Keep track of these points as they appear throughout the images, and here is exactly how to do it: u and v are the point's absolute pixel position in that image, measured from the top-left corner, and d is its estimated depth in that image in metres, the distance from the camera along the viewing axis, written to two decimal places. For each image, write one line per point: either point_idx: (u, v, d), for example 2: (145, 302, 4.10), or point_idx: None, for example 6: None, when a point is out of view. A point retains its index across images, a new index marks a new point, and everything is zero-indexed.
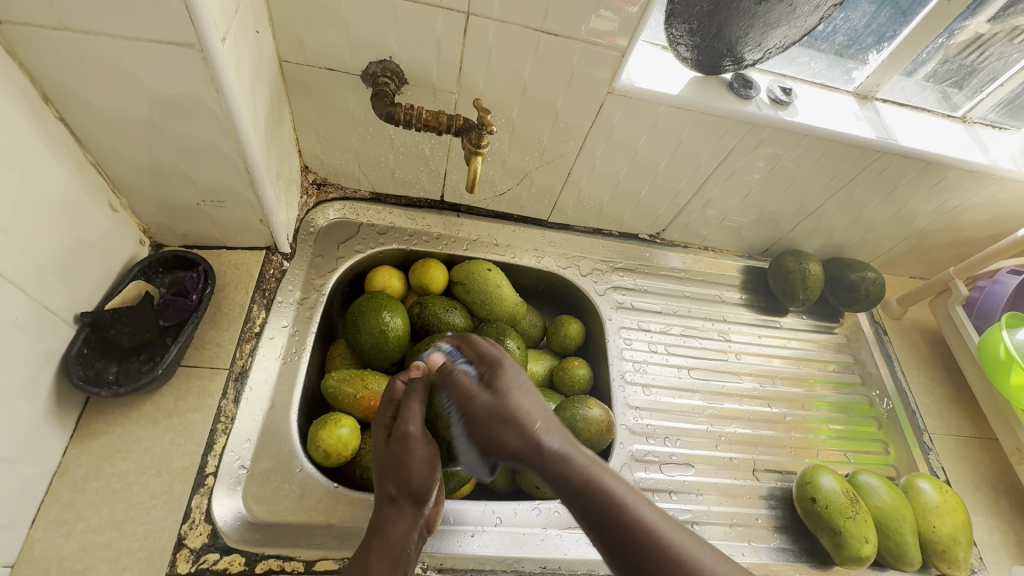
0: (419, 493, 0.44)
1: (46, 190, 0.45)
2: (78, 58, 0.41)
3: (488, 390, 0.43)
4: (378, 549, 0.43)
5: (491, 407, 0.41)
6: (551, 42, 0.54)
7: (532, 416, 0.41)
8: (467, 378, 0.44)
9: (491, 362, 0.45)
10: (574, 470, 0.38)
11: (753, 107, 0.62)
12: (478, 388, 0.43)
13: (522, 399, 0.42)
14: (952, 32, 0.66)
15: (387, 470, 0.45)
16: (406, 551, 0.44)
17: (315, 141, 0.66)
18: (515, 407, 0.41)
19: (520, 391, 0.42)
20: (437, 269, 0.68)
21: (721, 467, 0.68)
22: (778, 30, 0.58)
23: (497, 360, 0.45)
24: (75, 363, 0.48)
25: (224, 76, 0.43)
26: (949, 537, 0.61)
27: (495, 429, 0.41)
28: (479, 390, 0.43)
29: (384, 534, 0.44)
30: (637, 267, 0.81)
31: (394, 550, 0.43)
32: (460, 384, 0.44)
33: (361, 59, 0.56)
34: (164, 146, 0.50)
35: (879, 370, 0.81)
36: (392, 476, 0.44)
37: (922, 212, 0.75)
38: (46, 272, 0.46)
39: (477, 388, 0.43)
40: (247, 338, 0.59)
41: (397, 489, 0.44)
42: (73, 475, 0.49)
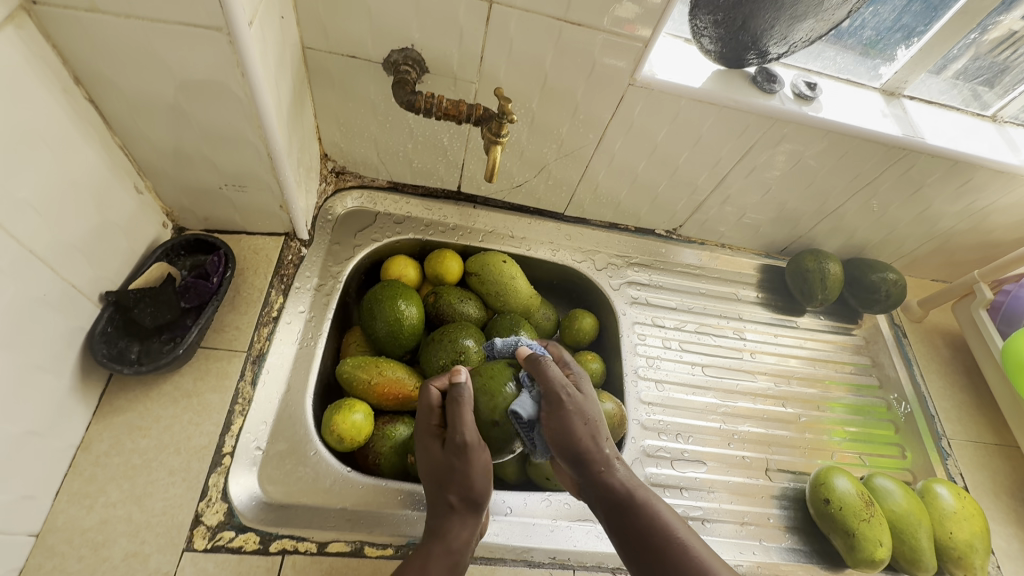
0: (479, 497, 0.48)
1: (75, 170, 0.46)
2: (107, 40, 0.42)
3: (554, 421, 0.48)
4: (440, 555, 0.46)
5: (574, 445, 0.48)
6: (573, 32, 0.54)
7: (591, 446, 0.48)
8: (552, 371, 0.50)
9: (556, 397, 0.49)
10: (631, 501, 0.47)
11: (776, 102, 0.61)
12: (547, 415, 0.48)
13: (579, 424, 0.48)
14: (984, 28, 0.64)
15: (474, 481, 0.47)
16: (466, 555, 0.47)
17: (335, 129, 0.66)
18: (577, 433, 0.48)
19: (583, 420, 0.49)
20: (452, 259, 0.68)
21: (733, 466, 0.67)
22: (804, 23, 0.57)
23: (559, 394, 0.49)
24: (99, 341, 0.49)
25: (249, 60, 0.44)
26: (966, 544, 0.60)
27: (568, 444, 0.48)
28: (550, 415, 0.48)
29: (446, 541, 0.46)
30: (653, 263, 0.80)
31: (459, 555, 0.46)
32: (548, 372, 0.50)
33: (383, 46, 0.56)
34: (188, 129, 0.50)
35: (897, 373, 0.80)
36: (453, 484, 0.47)
37: (947, 213, 0.74)
38: (72, 250, 0.46)
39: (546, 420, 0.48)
40: (265, 322, 0.59)
41: (459, 495, 0.47)
42: (95, 450, 0.50)
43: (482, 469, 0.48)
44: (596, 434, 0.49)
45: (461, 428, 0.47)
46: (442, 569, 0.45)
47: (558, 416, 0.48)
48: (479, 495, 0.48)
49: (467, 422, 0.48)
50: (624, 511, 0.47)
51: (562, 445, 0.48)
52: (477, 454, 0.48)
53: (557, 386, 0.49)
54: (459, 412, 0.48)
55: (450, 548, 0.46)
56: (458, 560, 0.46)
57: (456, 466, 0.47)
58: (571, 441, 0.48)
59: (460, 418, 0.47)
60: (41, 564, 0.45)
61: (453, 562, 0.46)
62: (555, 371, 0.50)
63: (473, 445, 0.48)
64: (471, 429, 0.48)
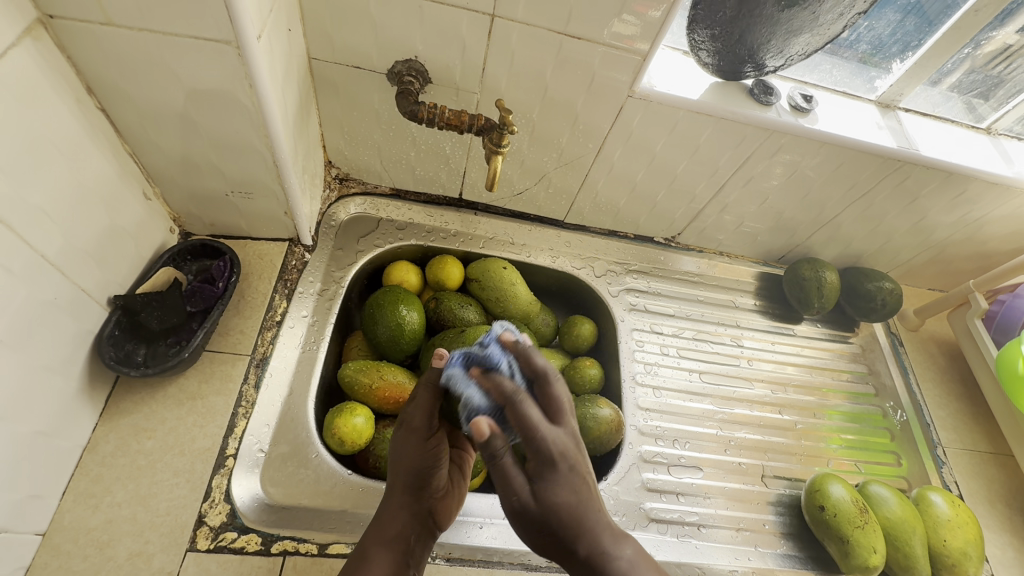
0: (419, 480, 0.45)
1: (87, 177, 0.47)
2: (120, 52, 0.43)
3: (533, 482, 0.35)
4: (373, 538, 0.44)
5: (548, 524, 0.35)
6: (573, 45, 0.55)
7: (589, 520, 0.36)
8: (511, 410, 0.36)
9: (550, 458, 0.35)
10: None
11: (773, 114, 0.62)
12: (520, 476, 0.35)
13: (566, 495, 0.35)
14: (978, 43, 0.65)
15: (417, 460, 0.44)
16: (402, 541, 0.44)
17: (340, 136, 0.67)
18: (561, 507, 0.35)
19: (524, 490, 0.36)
20: (454, 265, 0.70)
21: (729, 472, 0.68)
22: (800, 37, 0.58)
23: (559, 456, 0.35)
24: (107, 344, 0.50)
25: (258, 72, 0.45)
26: (960, 552, 0.60)
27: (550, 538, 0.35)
28: (519, 481, 0.35)
29: (380, 522, 0.44)
30: (652, 270, 0.81)
31: (396, 538, 0.44)
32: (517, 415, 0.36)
33: (387, 57, 0.57)
34: (196, 137, 0.51)
35: (893, 381, 0.80)
36: (396, 462, 0.45)
37: (943, 224, 0.75)
38: (82, 254, 0.48)
39: (521, 484, 0.35)
40: (268, 326, 0.61)
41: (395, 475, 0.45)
42: (102, 451, 0.51)
43: (428, 451, 0.44)
44: (592, 498, 0.36)
45: (413, 406, 0.45)
46: (380, 552, 0.43)
47: (535, 479, 0.35)
48: (423, 477, 0.45)
49: (425, 403, 0.44)
50: None
51: (521, 519, 0.36)
52: (425, 433, 0.44)
53: (503, 453, 0.35)
54: (418, 392, 0.45)
55: (386, 529, 0.44)
56: (397, 543, 0.44)
57: (402, 443, 0.45)
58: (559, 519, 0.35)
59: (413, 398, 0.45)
60: (48, 562, 0.45)
61: (390, 544, 0.44)
62: (559, 400, 0.38)
63: (420, 424, 0.44)
64: (421, 409, 0.44)
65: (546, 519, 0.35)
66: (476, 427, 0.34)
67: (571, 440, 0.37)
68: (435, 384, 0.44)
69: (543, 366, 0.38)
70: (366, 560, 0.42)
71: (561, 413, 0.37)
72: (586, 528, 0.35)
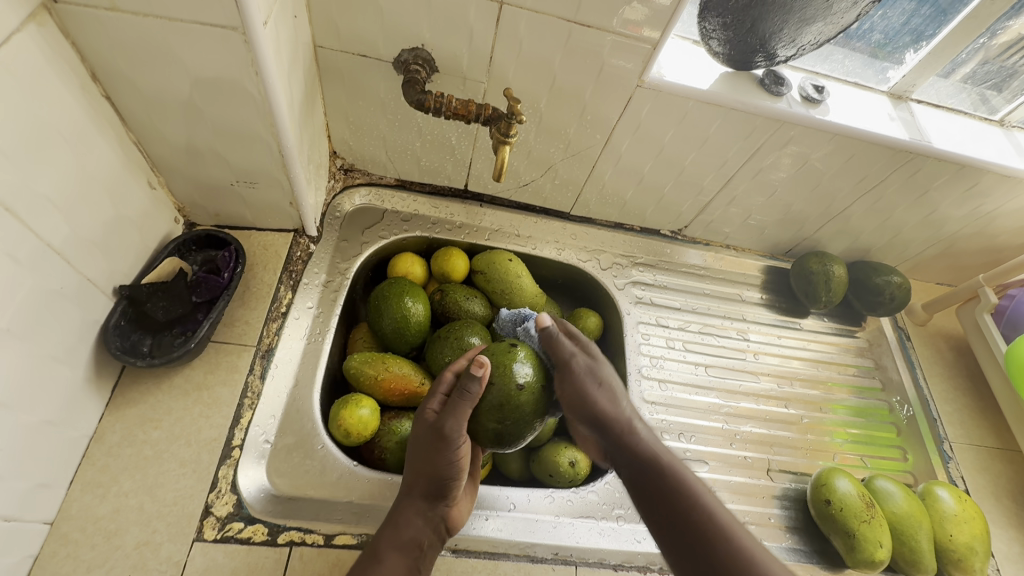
0: (437, 488, 0.47)
1: (92, 165, 0.46)
2: (125, 39, 0.43)
3: (584, 358, 0.53)
4: (389, 539, 0.46)
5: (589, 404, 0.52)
6: (582, 33, 0.54)
7: (616, 397, 0.53)
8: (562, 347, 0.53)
9: (575, 357, 0.52)
10: (665, 470, 0.47)
11: (784, 104, 0.61)
12: (574, 352, 0.53)
13: (598, 379, 0.52)
14: (993, 33, 0.64)
15: (441, 470, 0.47)
16: (417, 544, 0.46)
17: (345, 126, 0.67)
18: (598, 397, 0.52)
19: (599, 387, 0.52)
20: (459, 257, 0.69)
21: (735, 465, 0.68)
22: (813, 26, 0.57)
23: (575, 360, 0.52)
24: (113, 334, 0.50)
25: (264, 59, 0.45)
26: (966, 546, 0.60)
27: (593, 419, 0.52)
28: (577, 356, 0.53)
29: (396, 523, 0.47)
30: (658, 262, 0.80)
31: (410, 543, 0.46)
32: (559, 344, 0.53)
33: (394, 45, 0.56)
34: (202, 126, 0.51)
35: (900, 376, 0.80)
36: (419, 466, 0.48)
37: (953, 217, 0.74)
38: (87, 244, 0.47)
39: (566, 382, 0.52)
40: (274, 317, 0.60)
41: (415, 478, 0.48)
42: (108, 441, 0.51)
43: (453, 465, 0.47)
44: (615, 392, 0.53)
45: (450, 416, 0.46)
46: (394, 555, 0.45)
47: (574, 379, 0.52)
48: (443, 488, 0.47)
49: (461, 413, 0.46)
50: (658, 479, 0.47)
51: (576, 384, 0.52)
52: (455, 446, 0.46)
53: (560, 337, 0.53)
54: (457, 406, 0.46)
55: (401, 533, 0.46)
56: (410, 547, 0.46)
57: (430, 453, 0.47)
58: (594, 406, 0.52)
59: (454, 411, 0.46)
60: (56, 551, 0.46)
61: (404, 548, 0.46)
62: (568, 345, 0.53)
63: (453, 439, 0.46)
64: (456, 422, 0.46)
65: (585, 386, 0.52)
66: (540, 318, 0.53)
67: (590, 364, 0.53)
68: (474, 397, 0.46)
69: (552, 330, 0.53)
70: (382, 562, 0.44)
71: (579, 341, 0.55)
72: (612, 408, 0.52)
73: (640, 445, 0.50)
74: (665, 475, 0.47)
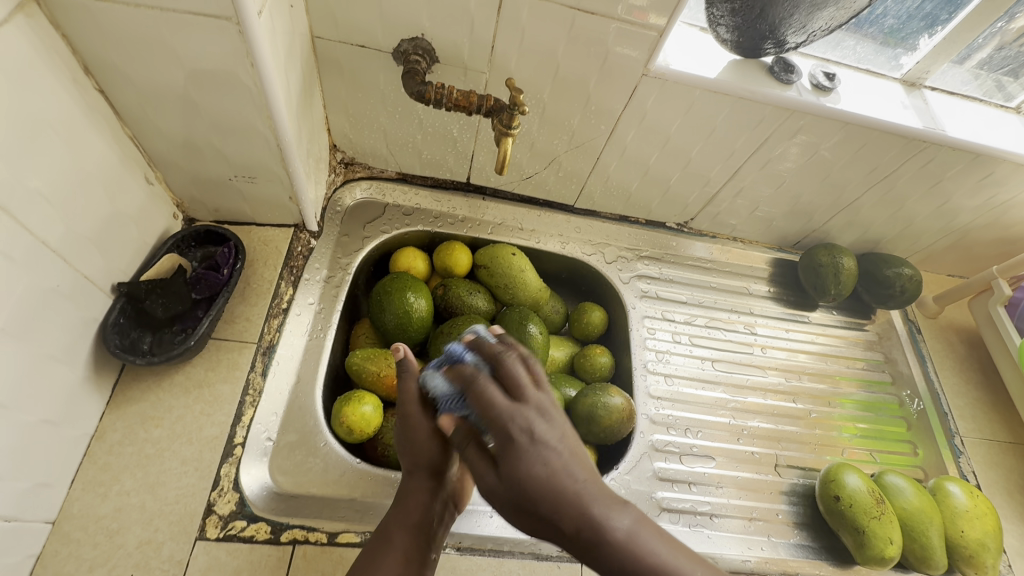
0: (438, 464, 0.46)
1: (86, 160, 0.46)
2: (115, 29, 0.41)
3: (494, 468, 0.37)
4: (398, 521, 0.44)
5: (518, 472, 0.36)
6: (586, 21, 0.53)
7: (556, 489, 0.35)
8: (491, 400, 0.39)
9: (498, 424, 0.38)
10: (615, 553, 0.33)
11: (793, 93, 0.59)
12: (485, 457, 0.38)
13: (533, 465, 0.36)
14: (1011, 16, 0.62)
15: (428, 446, 0.45)
16: (427, 521, 0.45)
17: (344, 119, 0.65)
18: (534, 468, 0.36)
19: (548, 437, 0.37)
20: (461, 252, 0.68)
21: (741, 461, 0.67)
22: (825, 11, 0.54)
23: (505, 420, 0.37)
24: (112, 332, 0.50)
25: (259, 50, 0.43)
26: (978, 543, 0.59)
27: (510, 507, 0.37)
28: (484, 467, 0.38)
29: (404, 505, 0.45)
30: (663, 256, 0.79)
31: (418, 523, 0.44)
32: (492, 386, 0.40)
33: (393, 35, 0.55)
34: (198, 120, 0.50)
35: (910, 369, 0.79)
36: (411, 448, 0.46)
37: (966, 208, 0.72)
38: (84, 241, 0.47)
39: (487, 467, 0.38)
40: (275, 313, 0.60)
41: (413, 460, 0.46)
42: (109, 440, 0.50)
43: (434, 434, 0.45)
44: (562, 464, 0.36)
45: (407, 399, 0.46)
46: (403, 535, 0.44)
47: (499, 453, 0.37)
48: (438, 462, 0.46)
49: (411, 392, 0.46)
50: (612, 567, 0.33)
51: (502, 503, 0.37)
52: (426, 420, 0.46)
53: (469, 442, 0.40)
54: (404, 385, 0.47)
55: (410, 514, 0.44)
56: (418, 526, 0.44)
57: (409, 436, 0.46)
58: (522, 482, 0.36)
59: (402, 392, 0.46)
60: (58, 550, 0.45)
61: (412, 529, 0.44)
62: (515, 372, 0.41)
63: (422, 412, 0.46)
64: (416, 399, 0.46)
65: (517, 496, 0.36)
66: (442, 425, 0.43)
67: (535, 411, 0.38)
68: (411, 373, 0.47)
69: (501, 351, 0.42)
70: (391, 541, 0.43)
71: (525, 380, 0.40)
72: (569, 502, 0.34)
73: (609, 540, 0.33)
74: (619, 556, 0.33)
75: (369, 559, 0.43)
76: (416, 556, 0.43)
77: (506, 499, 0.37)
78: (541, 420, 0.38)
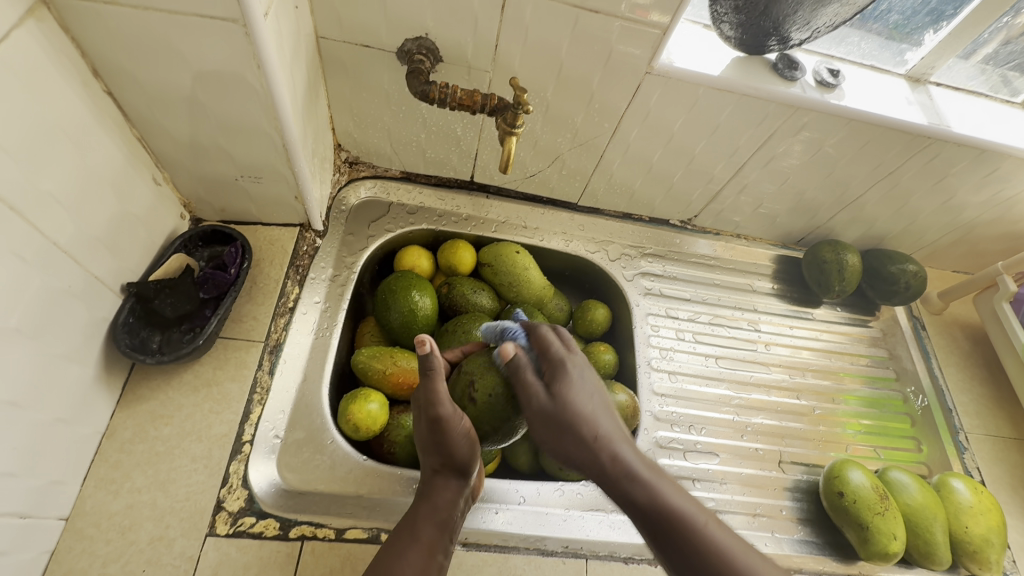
0: (465, 464, 0.47)
1: (95, 162, 0.46)
2: (122, 31, 0.42)
3: (546, 387, 0.42)
4: (427, 515, 0.45)
5: (563, 410, 0.41)
6: (589, 19, 0.53)
7: (595, 423, 0.41)
8: (529, 375, 0.43)
9: (555, 361, 0.43)
10: (640, 485, 0.40)
11: (797, 90, 0.59)
12: (537, 384, 0.43)
13: (581, 398, 0.42)
14: (1018, 11, 0.61)
15: (458, 448, 0.46)
16: (454, 517, 0.46)
17: (348, 119, 0.66)
18: (580, 410, 0.41)
19: (588, 394, 0.42)
20: (466, 250, 0.69)
21: (745, 458, 0.67)
22: (829, 8, 0.54)
23: (561, 359, 0.43)
24: (122, 332, 0.50)
25: (265, 51, 0.44)
26: (982, 538, 0.59)
27: (551, 432, 0.42)
28: (536, 386, 0.43)
29: (431, 501, 0.46)
30: (667, 253, 0.79)
31: (445, 519, 0.45)
32: (544, 339, 0.45)
33: (397, 35, 0.55)
34: (204, 121, 0.50)
35: (914, 366, 0.79)
36: (437, 450, 0.46)
37: (972, 203, 0.72)
38: (94, 242, 0.47)
39: (540, 389, 0.42)
40: (281, 312, 0.60)
41: (440, 460, 0.46)
42: (120, 438, 0.51)
43: (463, 437, 0.46)
44: (602, 412, 0.42)
45: (436, 402, 0.46)
46: (433, 531, 0.44)
47: (550, 385, 0.42)
48: (465, 462, 0.47)
49: (440, 394, 0.46)
50: (633, 492, 0.40)
51: (542, 419, 0.42)
52: (457, 425, 0.46)
53: (525, 366, 0.44)
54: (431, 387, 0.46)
55: (438, 510, 0.45)
56: (445, 522, 0.45)
57: (437, 438, 0.46)
58: (565, 418, 0.41)
59: (431, 393, 0.46)
60: (72, 546, 0.46)
61: (439, 524, 0.45)
62: (555, 339, 0.45)
63: (453, 417, 0.46)
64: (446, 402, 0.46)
65: (560, 417, 0.41)
66: (502, 351, 0.44)
67: (575, 368, 0.43)
68: (436, 370, 0.46)
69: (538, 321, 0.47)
70: (419, 536, 0.44)
71: (563, 346, 0.45)
72: (600, 440, 0.41)
73: (633, 476, 0.40)
74: (641, 490, 0.40)
75: (397, 551, 0.43)
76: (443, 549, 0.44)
77: (546, 425, 0.42)
78: (584, 373, 0.43)
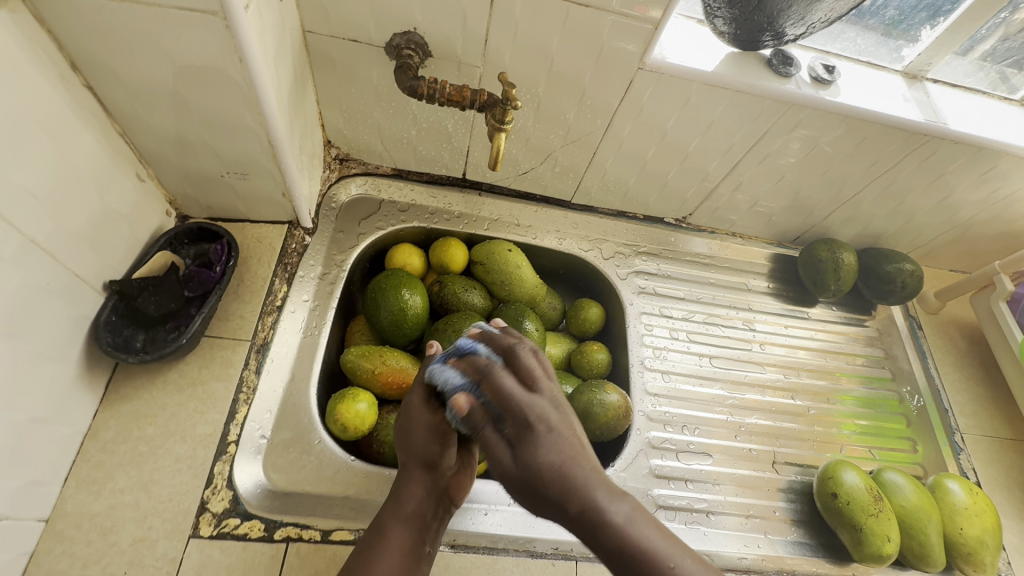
0: (433, 459, 0.45)
1: (75, 157, 0.45)
2: (101, 25, 0.41)
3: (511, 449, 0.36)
4: (392, 514, 0.44)
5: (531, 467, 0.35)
6: (580, 13, 0.52)
7: (567, 469, 0.35)
8: (490, 436, 0.37)
9: (519, 417, 0.37)
10: (609, 532, 0.34)
11: (792, 86, 0.58)
12: (501, 447, 0.37)
13: (549, 455, 0.36)
14: (1016, 6, 0.60)
15: (428, 443, 0.44)
16: (419, 513, 0.45)
17: (338, 115, 0.65)
18: (547, 466, 0.35)
19: (550, 442, 0.36)
20: (457, 248, 0.68)
21: (739, 458, 0.66)
22: (823, 3, 0.52)
23: (525, 413, 0.37)
24: (104, 330, 0.50)
25: (247, 45, 0.43)
26: (976, 540, 0.59)
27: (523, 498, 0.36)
28: (503, 449, 0.37)
29: (398, 498, 0.45)
30: (661, 251, 0.79)
31: (414, 516, 0.44)
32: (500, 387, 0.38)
33: (385, 30, 0.55)
34: (188, 117, 0.50)
35: (911, 366, 0.78)
36: (407, 443, 0.45)
37: (969, 202, 0.71)
38: (74, 239, 0.46)
39: (504, 452, 0.36)
40: (269, 311, 0.59)
41: (408, 454, 0.45)
42: (103, 438, 0.50)
43: (439, 435, 0.44)
44: (574, 455, 0.36)
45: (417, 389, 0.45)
46: (398, 528, 0.44)
47: (514, 447, 0.36)
48: (434, 458, 0.45)
49: (426, 385, 0.45)
50: (606, 543, 0.34)
51: (510, 486, 0.37)
52: (428, 418, 0.44)
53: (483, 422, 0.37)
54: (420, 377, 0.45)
55: (403, 507, 0.44)
56: (414, 518, 0.44)
57: (406, 428, 0.44)
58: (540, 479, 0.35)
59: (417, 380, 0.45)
60: (52, 548, 0.45)
61: (407, 521, 0.44)
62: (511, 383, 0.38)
63: (428, 410, 0.44)
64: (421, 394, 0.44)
65: (533, 483, 0.35)
66: (455, 405, 0.37)
67: (549, 403, 0.38)
68: None
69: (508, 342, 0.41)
70: (387, 536, 0.43)
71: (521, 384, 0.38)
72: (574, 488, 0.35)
73: (609, 527, 0.34)
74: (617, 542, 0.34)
75: (366, 550, 0.43)
76: (409, 547, 0.43)
77: (519, 493, 0.36)
78: (557, 414, 0.37)
